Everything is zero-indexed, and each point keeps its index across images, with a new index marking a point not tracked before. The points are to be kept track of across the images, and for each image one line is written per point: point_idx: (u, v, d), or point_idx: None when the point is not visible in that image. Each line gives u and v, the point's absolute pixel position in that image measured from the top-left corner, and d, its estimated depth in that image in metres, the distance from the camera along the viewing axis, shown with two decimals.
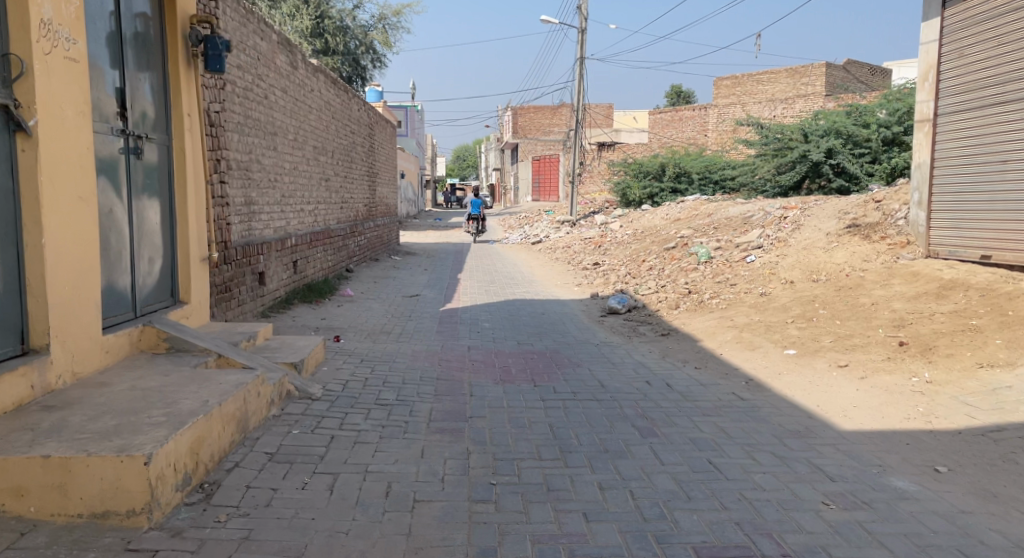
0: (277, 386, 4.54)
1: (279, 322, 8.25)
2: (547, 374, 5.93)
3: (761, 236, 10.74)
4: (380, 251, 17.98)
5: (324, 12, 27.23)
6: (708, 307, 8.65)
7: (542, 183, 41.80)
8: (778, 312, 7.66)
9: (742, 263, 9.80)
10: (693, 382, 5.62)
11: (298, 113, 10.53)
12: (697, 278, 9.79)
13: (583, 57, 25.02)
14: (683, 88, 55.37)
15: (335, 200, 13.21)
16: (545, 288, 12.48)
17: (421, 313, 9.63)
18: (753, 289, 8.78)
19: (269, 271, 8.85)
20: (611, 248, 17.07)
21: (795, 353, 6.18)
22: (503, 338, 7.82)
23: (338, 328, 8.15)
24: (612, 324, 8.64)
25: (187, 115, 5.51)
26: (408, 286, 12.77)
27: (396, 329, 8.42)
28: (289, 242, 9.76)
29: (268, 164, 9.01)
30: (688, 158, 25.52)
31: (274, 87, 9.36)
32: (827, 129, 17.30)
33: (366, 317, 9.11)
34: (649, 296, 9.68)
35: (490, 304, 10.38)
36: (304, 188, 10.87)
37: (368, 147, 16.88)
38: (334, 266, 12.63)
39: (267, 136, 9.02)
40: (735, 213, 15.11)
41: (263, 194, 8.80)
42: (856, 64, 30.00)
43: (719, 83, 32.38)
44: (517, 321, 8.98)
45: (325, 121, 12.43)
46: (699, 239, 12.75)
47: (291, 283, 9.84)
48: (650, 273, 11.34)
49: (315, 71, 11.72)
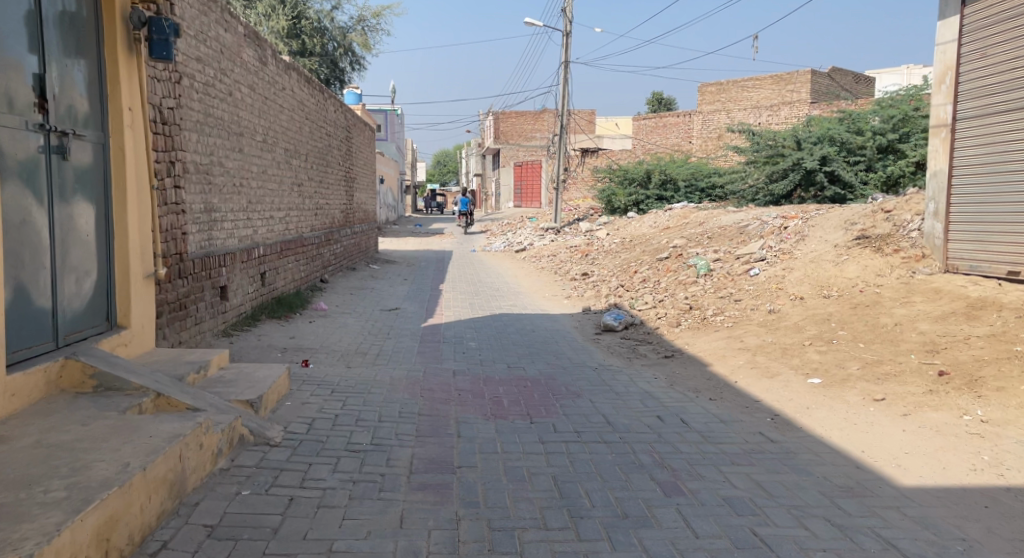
0: (225, 434, 3.79)
1: (242, 342, 7.49)
2: (544, 410, 5.21)
3: (763, 247, 10.11)
4: (357, 259, 17.20)
5: (301, 12, 26.46)
6: (712, 325, 8.00)
7: (525, 190, 41.27)
8: (791, 333, 7.01)
9: (746, 277, 9.17)
10: (711, 418, 4.94)
11: (267, 112, 9.77)
12: (697, 292, 9.15)
13: (568, 62, 24.43)
14: (662, 96, 55.14)
15: (309, 206, 12.44)
16: (532, 301, 11.77)
17: (400, 331, 8.89)
18: (760, 305, 8.15)
19: (233, 284, 8.08)
20: (598, 258, 16.42)
21: (820, 383, 5.52)
22: (490, 362, 7.07)
23: (308, 349, 7.41)
24: (609, 344, 7.96)
25: (126, 110, 4.75)
26: (386, 298, 12.01)
27: (372, 350, 7.66)
28: (256, 252, 9.00)
29: (232, 166, 8.25)
30: (674, 164, 24.99)
31: (240, 83, 8.62)
32: (820, 136, 16.84)
33: (340, 336, 8.36)
34: (646, 312, 9.03)
35: (474, 319, 9.64)
36: (274, 193, 10.10)
37: (345, 150, 16.11)
38: (307, 277, 11.84)
39: (232, 136, 8.27)
40: (728, 222, 14.53)
41: (226, 200, 8.03)
42: (841, 71, 29.70)
43: (703, 89, 31.82)
44: (503, 340, 8.24)
45: (298, 122, 11.66)
46: (694, 250, 12.11)
47: (258, 296, 9.06)
48: (645, 286, 10.68)
49: (287, 68, 10.97)
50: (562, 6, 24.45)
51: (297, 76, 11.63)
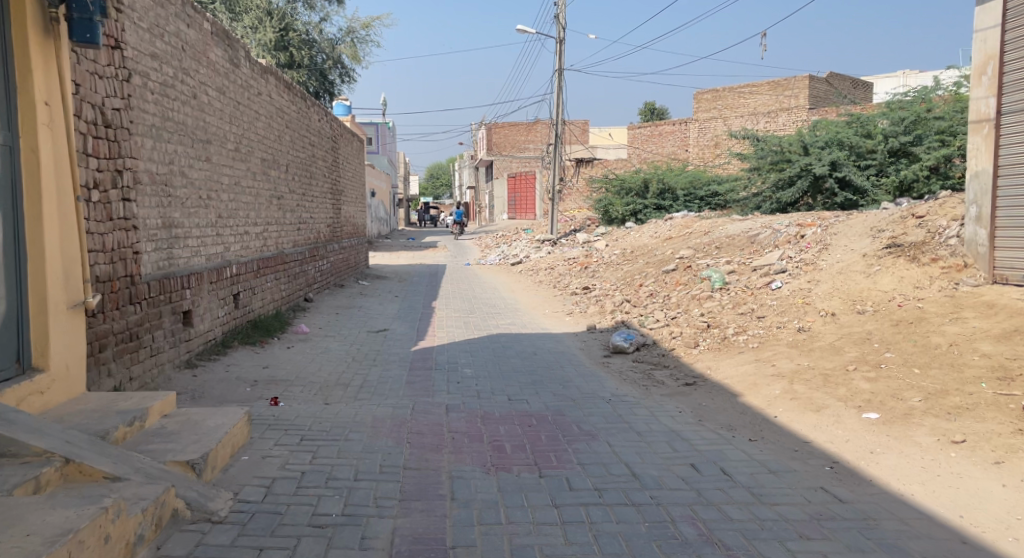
0: (150, 516, 2.94)
1: (207, 374, 6.63)
2: (555, 459, 4.35)
3: (782, 257, 9.27)
4: (346, 276, 16.34)
5: (289, 24, 25.72)
6: (735, 347, 7.16)
7: (518, 201, 40.53)
8: (829, 355, 6.17)
9: (766, 290, 8.34)
10: (757, 468, 4.10)
11: (240, 118, 8.95)
12: (713, 308, 8.31)
13: (561, 69, 23.76)
14: (654, 105, 54.72)
15: (291, 220, 11.61)
16: (531, 319, 10.91)
17: (387, 356, 8.00)
18: (786, 323, 7.32)
19: (198, 308, 7.23)
20: (599, 270, 15.63)
21: (879, 419, 4.68)
22: (487, 394, 6.20)
23: (281, 382, 6.55)
24: (620, 369, 7.11)
25: (41, 104, 3.94)
26: (373, 317, 11.16)
27: (355, 381, 6.79)
28: (228, 271, 8.16)
29: (198, 176, 7.43)
30: (672, 173, 24.22)
31: (207, 85, 7.81)
32: (829, 140, 16.10)
33: (319, 364, 7.48)
34: (660, 331, 8.20)
35: (469, 342, 8.77)
36: (249, 207, 9.25)
37: (331, 162, 15.28)
38: (288, 296, 10.99)
39: (197, 143, 7.45)
40: (736, 231, 13.77)
41: (190, 214, 7.20)
42: (840, 77, 29.14)
43: (700, 97, 31.21)
44: (501, 366, 7.36)
45: (277, 130, 10.84)
46: (704, 261, 11.30)
47: (231, 320, 8.20)
48: (655, 301, 9.87)
49: (264, 71, 10.17)
50: (555, 12, 23.80)
51: (276, 81, 10.83)
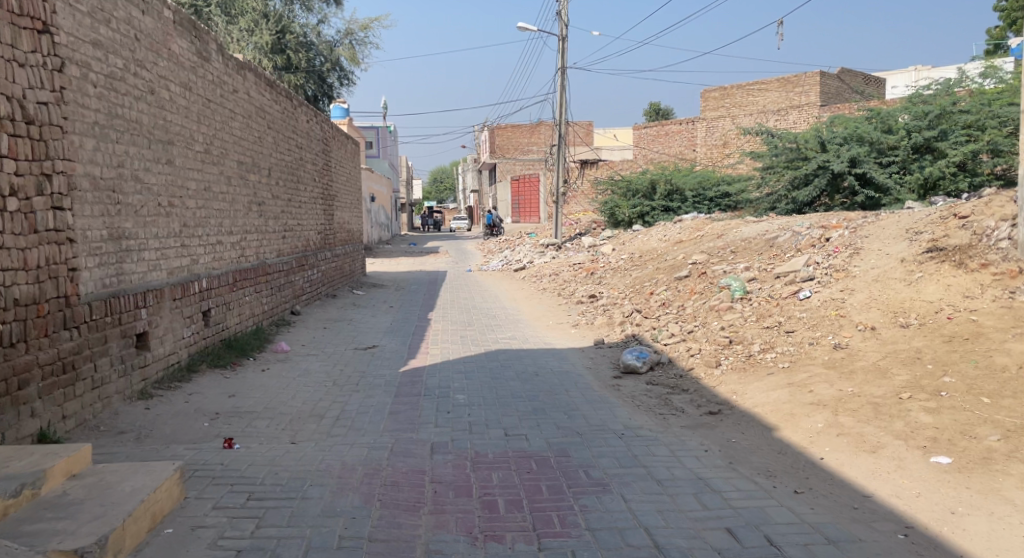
0: None
1: (163, 406, 5.84)
2: (557, 523, 3.55)
3: (809, 263, 8.42)
4: (340, 284, 15.57)
5: (286, 27, 24.98)
6: (763, 367, 6.33)
7: (522, 204, 39.77)
8: (875, 380, 5.32)
9: (793, 300, 7.50)
10: (811, 536, 3.28)
11: (210, 117, 8.17)
12: (735, 321, 7.49)
13: (565, 67, 22.96)
14: (658, 105, 53.93)
15: (275, 228, 10.84)
16: (533, 331, 10.08)
17: (371, 379, 7.17)
18: (820, 339, 6.48)
19: (156, 329, 6.44)
20: (606, 276, 14.82)
21: (953, 466, 3.86)
22: (480, 427, 5.38)
23: (247, 414, 5.75)
24: (633, 394, 6.31)
25: None
26: (363, 332, 10.35)
27: (331, 411, 5.97)
28: (195, 286, 7.38)
29: (157, 181, 6.65)
30: (680, 174, 23.38)
31: (169, 80, 7.03)
32: (848, 136, 15.21)
33: (293, 390, 6.66)
34: (676, 348, 7.39)
35: (464, 361, 7.93)
36: (223, 214, 8.48)
37: (323, 165, 14.51)
38: (271, 311, 10.21)
39: (155, 144, 6.66)
40: (751, 233, 12.95)
41: (146, 223, 6.42)
42: (851, 73, 28.19)
43: (707, 95, 30.31)
44: (497, 391, 6.52)
45: (257, 131, 10.06)
46: (720, 267, 10.46)
47: (199, 340, 7.42)
48: (669, 312, 9.05)
49: (240, 67, 9.39)
50: (558, 9, 22.99)
51: (255, 78, 10.06)
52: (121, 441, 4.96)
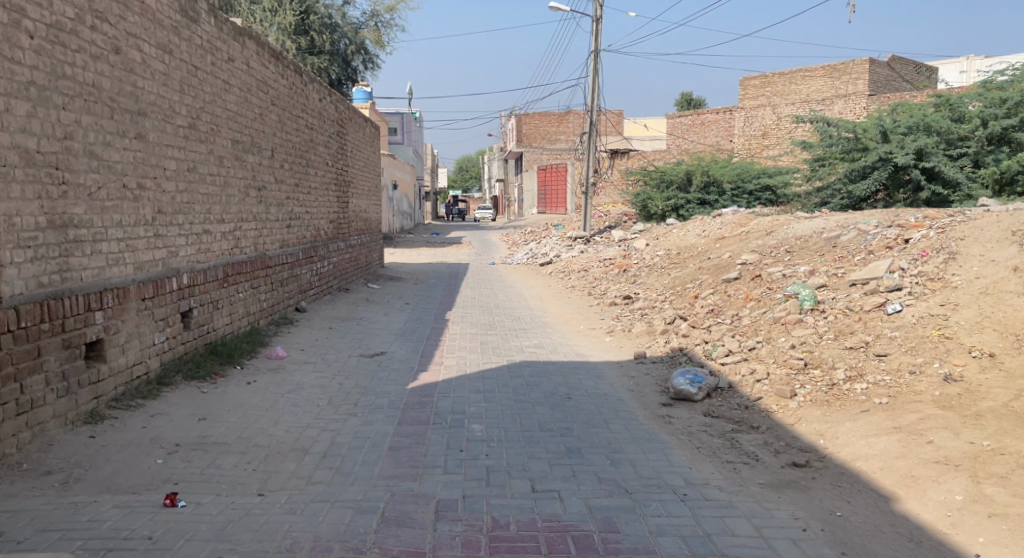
0: None
1: (112, 432, 4.75)
2: None
3: (892, 269, 7.11)
4: (353, 277, 14.52)
5: (310, 7, 23.90)
6: (853, 403, 5.09)
7: (549, 195, 38.52)
8: (1018, 430, 4.05)
9: (879, 315, 6.23)
10: None
11: (197, 87, 7.08)
12: (808, 338, 6.25)
13: (598, 50, 21.62)
14: (691, 96, 52.16)
15: (278, 216, 9.78)
16: (563, 339, 8.93)
17: (373, 399, 6.06)
18: (923, 366, 5.21)
19: (117, 335, 5.38)
20: (642, 274, 13.58)
21: None
22: (501, 478, 4.24)
23: (213, 448, 4.65)
24: (691, 432, 5.13)
25: None
26: (372, 334, 9.26)
27: (318, 445, 4.86)
28: (170, 284, 6.31)
29: (122, 158, 5.57)
30: (717, 165, 21.98)
31: (142, 39, 5.95)
32: (914, 125, 13.74)
33: (277, 413, 5.55)
34: (738, 369, 6.18)
35: (483, 377, 6.78)
36: (211, 199, 7.39)
37: (337, 149, 13.42)
38: (270, 309, 9.15)
39: (120, 114, 5.56)
40: (806, 231, 11.63)
41: (106, 208, 5.33)
42: (901, 61, 26.43)
43: (747, 83, 28.69)
44: (523, 422, 5.37)
45: (257, 105, 8.97)
46: (777, 270, 9.18)
47: (175, 346, 6.35)
48: (721, 322, 7.84)
49: (238, 33, 8.30)
50: None
51: (256, 47, 8.96)
52: (42, 487, 3.88)
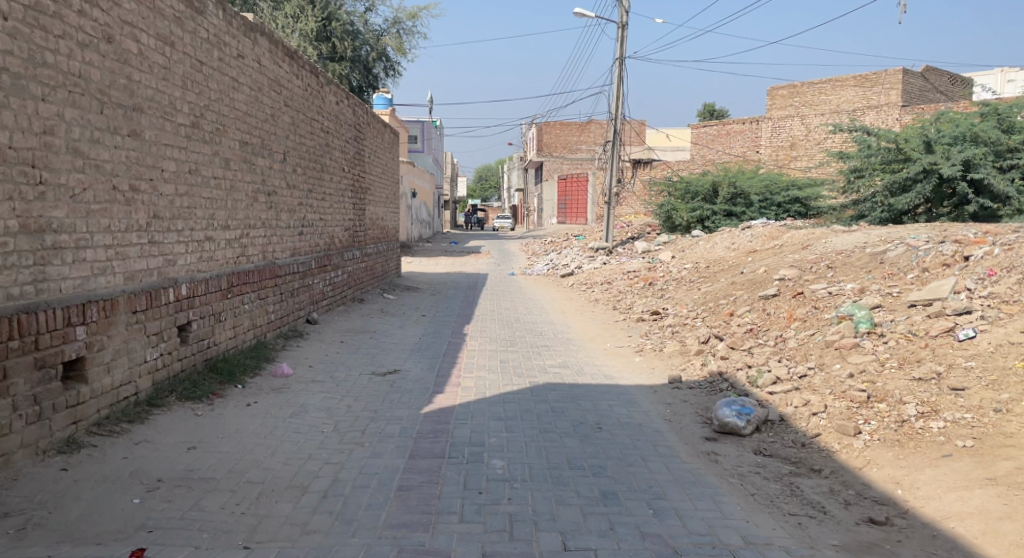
0: None
1: (89, 464, 4.22)
2: None
3: (958, 289, 6.43)
4: (369, 286, 14.02)
5: (332, 13, 23.55)
6: (932, 446, 4.45)
7: (568, 205, 37.95)
8: None
9: (949, 341, 5.56)
10: None
11: (202, 83, 6.57)
12: (867, 366, 5.59)
13: (624, 57, 21.03)
14: (715, 107, 51.58)
15: (290, 223, 9.26)
16: (588, 358, 8.33)
17: (385, 425, 5.49)
18: (1010, 404, 4.54)
19: (102, 353, 4.85)
20: (669, 288, 12.94)
21: None
22: (528, 533, 3.65)
23: (200, 485, 4.10)
24: (744, 475, 4.51)
25: None
26: (385, 349, 8.71)
27: (319, 482, 4.30)
28: (166, 295, 5.77)
29: (112, 157, 5.05)
30: (745, 176, 21.27)
31: (140, 28, 5.46)
32: (960, 134, 12.99)
33: (277, 441, 5.00)
34: (790, 400, 5.54)
35: (504, 402, 6.18)
36: (215, 204, 6.86)
37: (354, 154, 12.93)
38: (279, 321, 8.62)
39: (112, 109, 5.05)
40: (847, 245, 10.95)
41: (92, 211, 4.81)
42: (935, 71, 25.55)
43: (775, 92, 27.95)
44: (550, 458, 4.76)
45: (269, 105, 8.47)
46: (821, 287, 8.51)
47: (170, 363, 5.81)
48: (764, 344, 7.19)
49: (249, 29, 7.80)
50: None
51: (269, 44, 8.47)
52: None
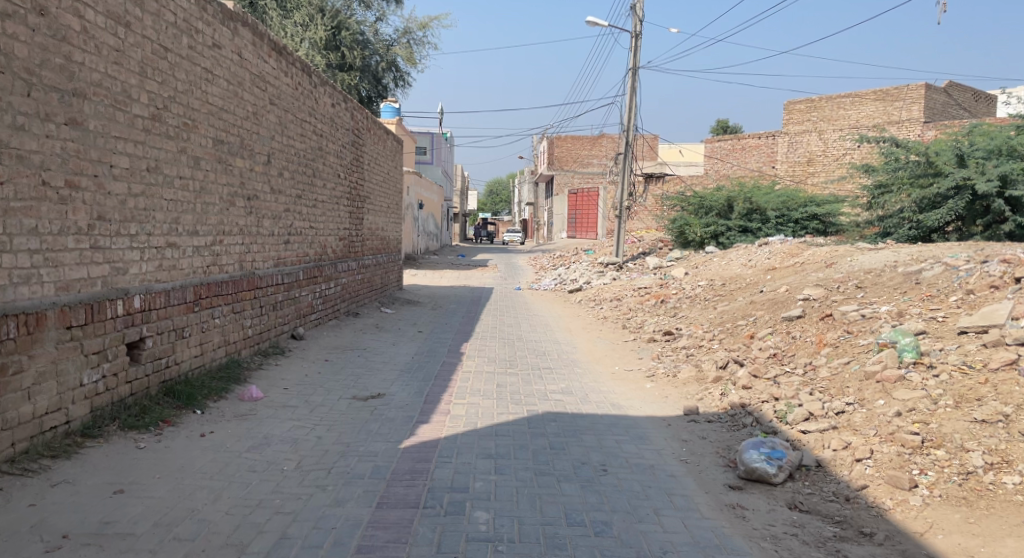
0: None
1: None
2: None
3: (1016, 314, 5.61)
4: (366, 299, 13.29)
5: (341, 22, 22.96)
6: (1009, 508, 3.68)
7: (579, 219, 37.19)
8: None
9: (1013, 375, 4.75)
10: None
11: (165, 70, 5.88)
12: (918, 404, 4.78)
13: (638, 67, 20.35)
14: (729, 122, 50.81)
15: (273, 230, 8.55)
16: (595, 384, 7.54)
17: (355, 462, 4.74)
18: None
19: (19, 375, 4.15)
20: (683, 307, 12.13)
21: None
22: None
23: (113, 543, 3.41)
24: (776, 537, 3.74)
25: None
26: (372, 369, 7.95)
27: (262, 539, 3.58)
28: (112, 308, 5.05)
29: (42, 148, 4.39)
30: (762, 190, 20.47)
31: (86, 3, 4.79)
32: (995, 148, 12.18)
33: (225, 482, 4.27)
34: (827, 441, 4.75)
35: (496, 436, 5.40)
36: (180, 205, 6.15)
37: (351, 161, 12.24)
38: (256, 338, 7.88)
39: (43, 91, 4.39)
40: (876, 264, 10.12)
41: (10, 210, 4.16)
42: (959, 87, 24.67)
43: (792, 107, 27.14)
44: (544, 510, 4.00)
45: (251, 102, 7.78)
46: (852, 307, 7.70)
47: (115, 386, 5.08)
48: (793, 372, 6.39)
49: (228, 18, 7.13)
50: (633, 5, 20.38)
51: (253, 36, 7.80)
52: None
